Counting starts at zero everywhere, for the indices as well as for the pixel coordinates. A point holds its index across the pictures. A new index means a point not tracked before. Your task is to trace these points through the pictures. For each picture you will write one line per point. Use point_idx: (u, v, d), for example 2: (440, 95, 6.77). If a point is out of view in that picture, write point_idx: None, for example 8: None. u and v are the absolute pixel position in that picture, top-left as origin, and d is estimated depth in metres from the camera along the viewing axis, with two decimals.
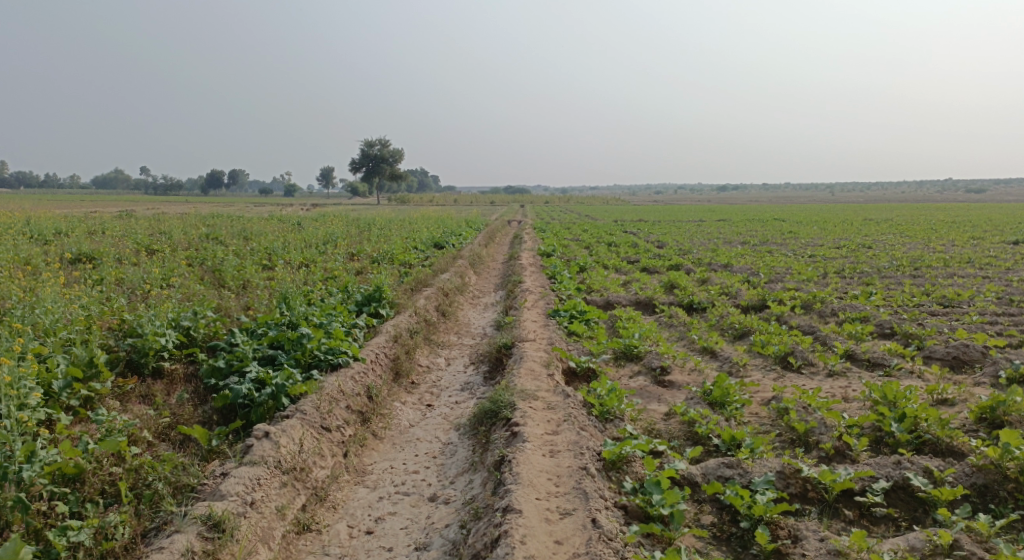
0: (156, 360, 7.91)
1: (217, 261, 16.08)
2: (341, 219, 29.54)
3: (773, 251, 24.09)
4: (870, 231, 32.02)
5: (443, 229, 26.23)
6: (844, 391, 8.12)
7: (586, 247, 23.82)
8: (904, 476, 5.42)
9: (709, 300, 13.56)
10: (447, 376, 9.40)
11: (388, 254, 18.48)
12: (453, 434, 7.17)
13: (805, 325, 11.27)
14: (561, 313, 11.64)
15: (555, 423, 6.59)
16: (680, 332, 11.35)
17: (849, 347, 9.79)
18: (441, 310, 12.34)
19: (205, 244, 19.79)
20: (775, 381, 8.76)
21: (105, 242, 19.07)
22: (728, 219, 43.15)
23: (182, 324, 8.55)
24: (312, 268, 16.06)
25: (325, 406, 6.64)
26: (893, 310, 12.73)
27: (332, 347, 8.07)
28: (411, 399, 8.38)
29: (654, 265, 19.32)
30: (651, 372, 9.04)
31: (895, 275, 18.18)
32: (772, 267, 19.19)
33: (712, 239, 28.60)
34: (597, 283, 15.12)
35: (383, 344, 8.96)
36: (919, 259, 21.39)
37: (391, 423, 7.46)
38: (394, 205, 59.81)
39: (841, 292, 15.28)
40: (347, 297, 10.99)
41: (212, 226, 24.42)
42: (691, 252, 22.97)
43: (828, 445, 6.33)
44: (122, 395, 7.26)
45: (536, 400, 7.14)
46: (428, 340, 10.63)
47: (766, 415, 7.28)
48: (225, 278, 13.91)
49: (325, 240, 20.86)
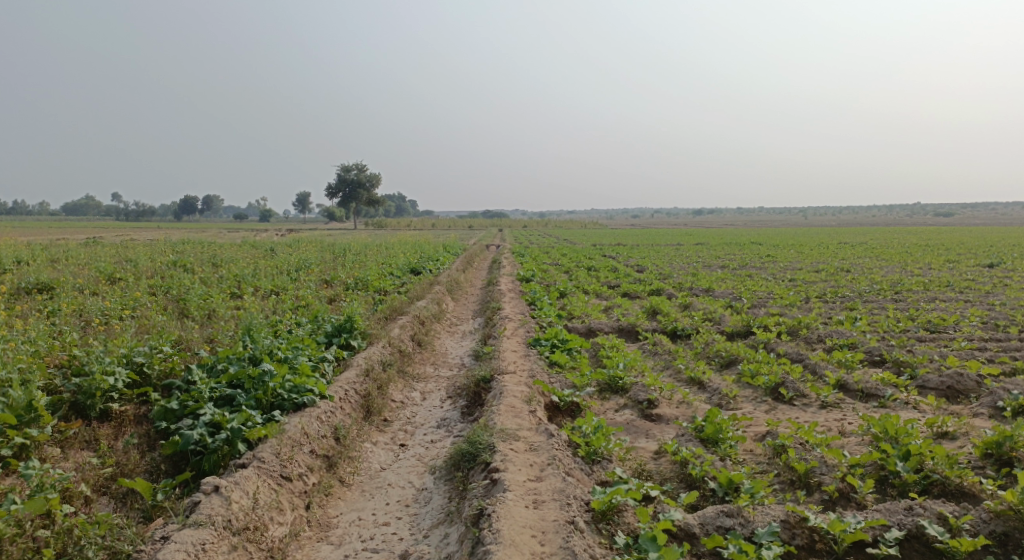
0: (104, 402, 7.30)
1: (183, 289, 15.41)
2: (316, 245, 28.90)
3: (753, 275, 23.92)
4: (846, 255, 32.07)
5: (420, 254, 25.69)
6: (840, 425, 7.74)
7: (566, 272, 23.48)
8: (919, 524, 5.01)
9: (693, 327, 13.20)
10: (422, 411, 8.85)
11: (362, 280, 17.93)
12: (428, 478, 6.62)
13: (793, 353, 10.93)
14: (542, 342, 11.18)
15: (538, 468, 6.08)
16: (666, 361, 10.93)
17: (842, 377, 9.44)
18: (416, 339, 11.81)
19: (172, 272, 19.06)
20: (767, 414, 8.36)
21: (65, 271, 18.26)
22: (705, 242, 43.19)
23: (135, 361, 7.93)
24: (282, 296, 15.47)
25: (286, 453, 6.08)
26: (880, 336, 12.47)
27: (297, 384, 7.49)
28: (383, 438, 7.80)
29: (635, 290, 18.98)
30: (637, 406, 8.59)
31: (877, 299, 18.01)
32: (754, 291, 18.96)
33: (691, 263, 28.43)
34: (578, 310, 14.70)
35: (353, 379, 8.40)
36: (898, 282, 21.34)
37: (360, 466, 6.89)
38: (371, 230, 59.22)
39: (825, 317, 15.03)
40: (316, 327, 10.42)
41: (181, 252, 23.67)
42: (671, 276, 22.70)
43: (831, 487, 5.92)
44: (63, 441, 6.61)
45: (517, 441, 6.62)
46: (403, 373, 10.08)
47: (761, 452, 6.84)
48: (190, 308, 13.29)
49: (298, 267, 20.23)
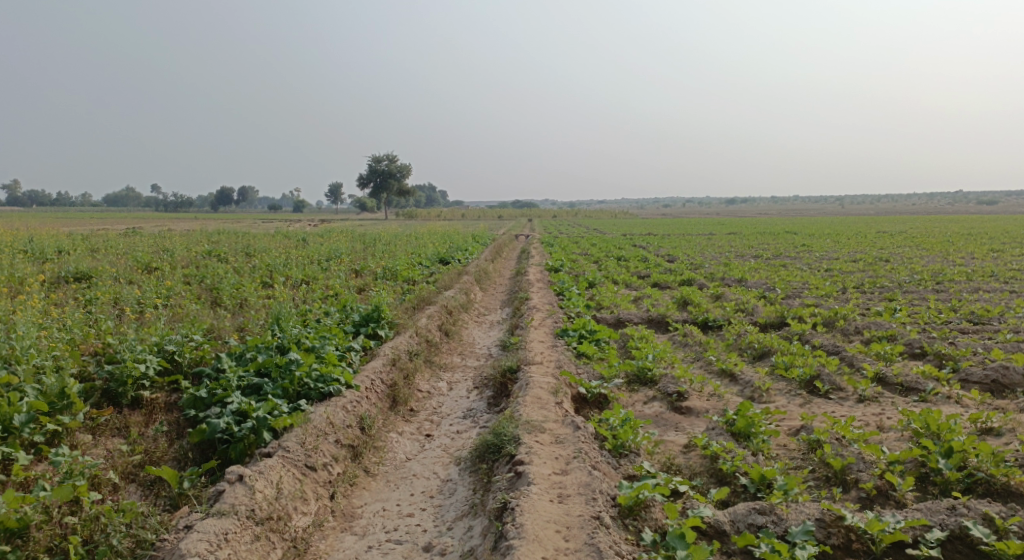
0: (135, 389, 7.38)
1: (216, 279, 15.60)
2: (347, 235, 29.10)
3: (787, 265, 23.42)
4: (885, 245, 31.20)
5: (449, 244, 25.68)
6: (878, 420, 7.48)
7: (595, 261, 23.26)
8: (961, 525, 4.79)
9: (725, 318, 12.93)
10: (449, 402, 8.79)
11: (392, 270, 17.97)
12: (453, 469, 6.56)
13: (829, 345, 10.62)
14: (570, 333, 11.05)
15: (564, 461, 5.98)
16: (696, 353, 10.72)
17: (880, 370, 9.14)
18: (444, 329, 11.78)
19: (206, 262, 19.33)
20: (801, 408, 8.12)
21: (104, 261, 18.65)
22: (737, 232, 42.49)
23: (166, 349, 8.02)
24: (312, 286, 15.56)
25: (311, 442, 6.07)
26: (920, 328, 12.07)
27: (323, 374, 7.49)
28: (408, 428, 7.77)
29: (666, 280, 18.70)
30: (667, 398, 8.42)
31: (917, 289, 17.46)
32: (788, 282, 18.53)
33: (723, 253, 27.96)
34: (607, 300, 14.52)
35: (379, 368, 8.37)
36: (939, 272, 20.67)
37: (386, 456, 6.86)
38: (402, 220, 59.52)
39: (863, 308, 14.61)
40: (344, 317, 10.43)
41: (214, 242, 23.98)
42: (703, 266, 22.33)
43: (869, 484, 5.71)
44: (94, 428, 6.70)
45: (543, 433, 6.52)
46: (430, 363, 10.04)
47: (795, 447, 6.64)
48: (222, 297, 13.45)
49: (329, 257, 20.38)
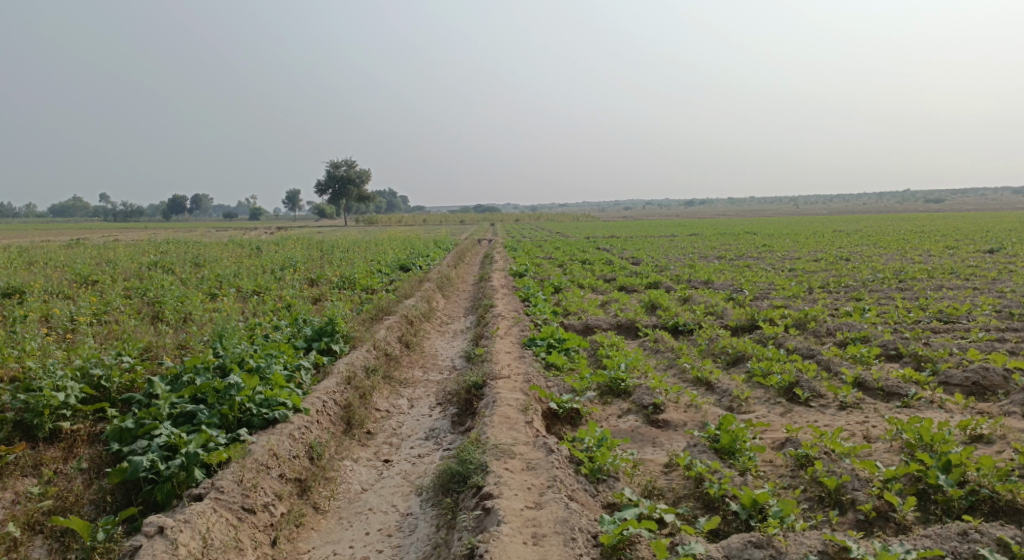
0: (53, 421, 6.57)
1: (160, 291, 14.63)
2: (303, 243, 28.10)
3: (751, 266, 23.28)
4: (844, 244, 31.45)
5: (410, 250, 24.92)
6: (865, 429, 7.10)
7: (560, 266, 22.79)
8: (976, 554, 4.38)
9: (695, 322, 12.52)
10: (409, 421, 8.13)
11: (349, 278, 17.18)
12: (414, 501, 5.93)
13: (804, 348, 10.28)
14: (538, 342, 10.48)
15: (537, 491, 5.40)
16: (669, 360, 10.26)
17: (859, 374, 8.80)
18: (404, 340, 11.09)
19: (152, 274, 18.25)
20: (783, 418, 7.71)
21: (38, 274, 17.44)
22: (699, 233, 42.63)
23: (92, 374, 7.19)
24: (264, 297, 14.72)
25: (251, 479, 5.40)
26: (892, 328, 11.85)
27: (268, 398, 6.77)
28: (365, 454, 7.08)
29: (632, 284, 18.30)
30: (642, 411, 7.92)
31: (883, 288, 17.36)
32: (754, 283, 18.31)
33: (686, 255, 27.76)
34: (574, 305, 14.00)
35: (333, 388, 7.67)
36: (901, 270, 20.72)
37: (339, 488, 6.19)
38: (361, 226, 58.32)
39: (832, 308, 14.39)
40: (296, 332, 9.68)
41: (163, 253, 22.83)
42: (668, 268, 22.03)
43: (867, 506, 5.29)
44: (2, 468, 5.87)
45: (513, 458, 5.94)
46: (389, 379, 9.36)
47: (782, 463, 6.20)
48: (165, 311, 12.54)
49: (283, 265, 19.47)
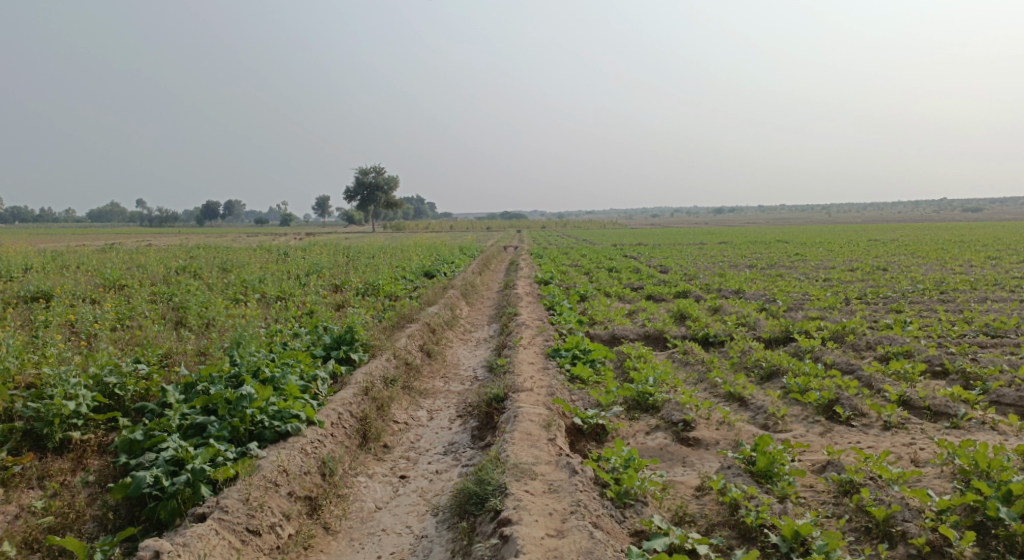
0: (63, 430, 6.41)
1: (185, 296, 14.58)
2: (330, 248, 28.08)
3: (784, 275, 22.64)
4: (880, 253, 30.55)
5: (436, 256, 24.72)
6: (913, 453, 6.63)
7: (587, 274, 22.41)
8: None
9: (727, 333, 12.05)
10: (428, 434, 7.83)
11: (373, 285, 17.00)
12: (429, 522, 5.63)
13: (843, 363, 9.78)
14: (562, 353, 10.13)
15: (559, 516, 5.07)
16: (700, 373, 9.83)
17: (904, 392, 8.30)
18: (426, 349, 10.82)
19: (179, 279, 18.28)
20: (822, 438, 7.26)
21: (68, 278, 17.56)
22: (729, 241, 41.88)
23: (106, 382, 7.04)
24: (287, 303, 14.58)
25: (257, 498, 5.19)
26: (937, 342, 11.25)
27: (281, 409, 6.52)
28: (381, 469, 6.80)
29: (661, 292, 17.83)
30: (671, 428, 7.52)
31: (923, 300, 16.66)
32: (788, 293, 17.73)
33: (716, 263, 27.16)
34: (600, 315, 13.61)
35: (349, 399, 7.41)
36: (942, 281, 19.93)
37: (351, 506, 5.91)
38: (389, 232, 58.47)
39: (870, 320, 13.79)
40: (315, 340, 9.45)
41: (192, 258, 22.93)
42: (697, 277, 21.51)
43: (920, 540, 4.86)
44: (7, 480, 5.72)
45: (534, 479, 5.61)
46: (408, 390, 9.08)
47: (824, 489, 5.79)
48: (188, 317, 12.45)
49: (309, 271, 19.37)
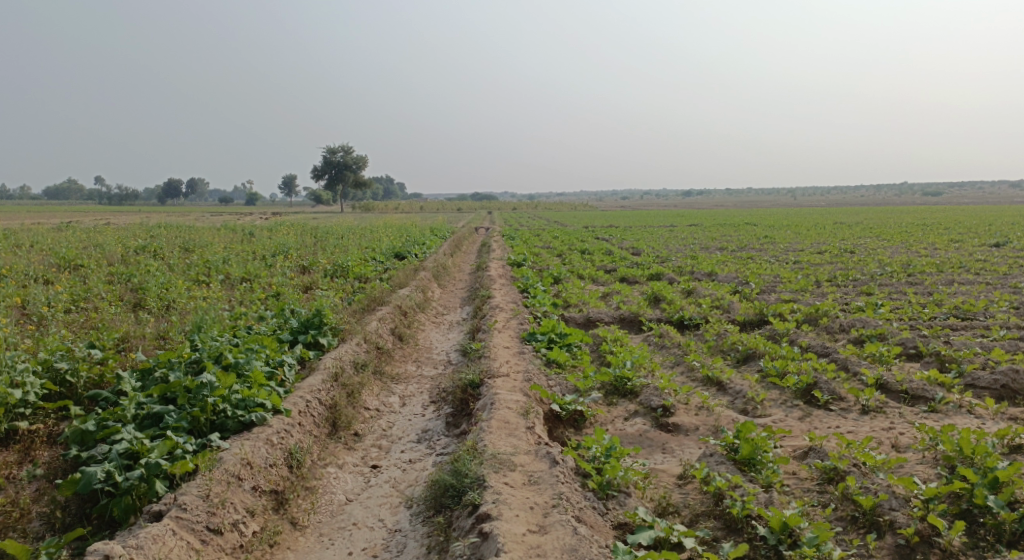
0: (9, 421, 5.97)
1: (145, 277, 13.98)
2: (297, 228, 27.39)
3: (754, 257, 22.72)
4: (847, 236, 30.88)
5: (406, 237, 24.25)
6: (893, 438, 6.58)
7: (559, 255, 22.21)
8: None
9: (702, 316, 11.94)
10: (401, 422, 7.55)
11: (342, 266, 16.55)
12: (402, 515, 5.39)
13: (819, 346, 9.73)
14: (538, 336, 9.90)
15: (540, 510, 4.88)
16: (676, 357, 9.69)
17: (881, 376, 8.26)
18: (397, 333, 10.50)
19: (138, 259, 17.56)
20: (803, 424, 7.17)
21: (20, 258, 16.76)
22: (698, 224, 42.07)
23: (56, 369, 6.60)
24: (253, 284, 14.09)
25: (218, 494, 4.90)
26: (909, 325, 11.28)
27: (245, 398, 6.18)
28: (351, 459, 6.51)
29: (634, 275, 17.71)
30: (651, 414, 7.36)
31: (892, 282, 16.79)
32: (760, 275, 17.74)
33: (687, 246, 27.18)
34: (574, 297, 13.41)
35: (317, 386, 7.09)
36: (909, 264, 20.17)
37: (320, 500, 5.63)
38: (357, 213, 57.59)
39: (842, 302, 13.82)
40: (281, 324, 9.05)
41: (152, 238, 22.10)
42: (670, 259, 21.44)
43: (908, 530, 4.77)
44: None
45: (513, 471, 5.40)
46: (379, 375, 8.78)
47: (807, 475, 5.69)
48: (147, 298, 11.92)
49: (275, 252, 18.81)
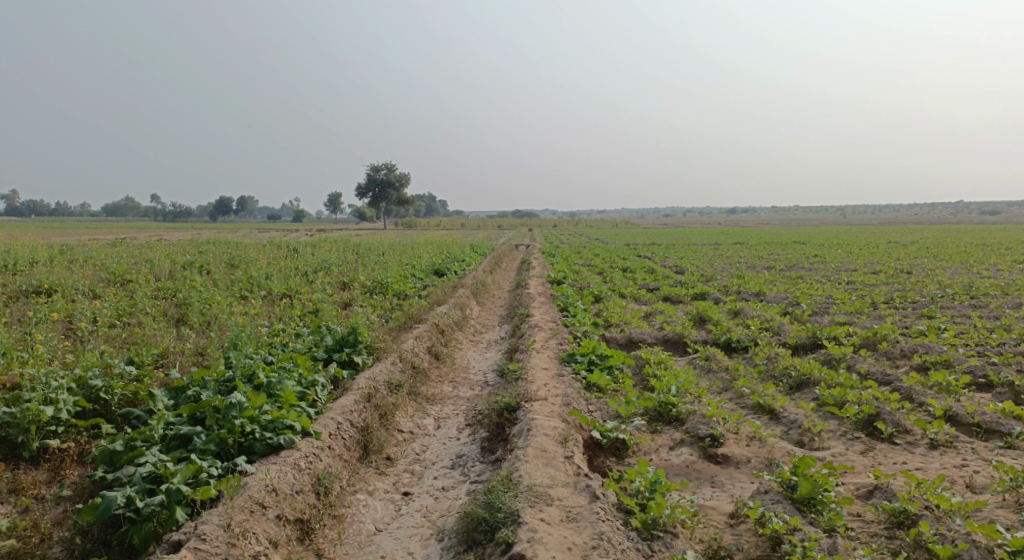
0: (40, 439, 5.87)
1: (188, 292, 14.08)
2: (339, 245, 27.54)
3: (804, 277, 21.96)
4: (902, 255, 29.68)
5: (446, 254, 24.13)
6: (969, 478, 6.01)
7: (601, 274, 21.78)
8: None
9: (750, 338, 11.41)
10: (435, 445, 7.27)
11: (382, 282, 16.45)
12: (433, 549, 5.10)
13: (879, 373, 9.13)
14: (578, 358, 9.54)
15: (577, 552, 4.56)
16: (724, 382, 9.21)
17: (950, 407, 7.65)
18: (434, 351, 10.27)
19: (185, 274, 17.79)
20: (865, 459, 6.65)
21: (72, 272, 17.13)
22: (744, 242, 41.20)
23: (90, 386, 6.49)
24: (293, 301, 14.07)
25: (240, 523, 4.72)
26: (976, 352, 10.55)
27: (274, 419, 5.98)
28: (382, 484, 6.25)
29: (678, 294, 17.18)
30: (698, 443, 6.92)
31: (954, 305, 15.90)
32: (810, 296, 17.04)
33: (733, 265, 26.45)
34: (616, 317, 13.01)
35: (350, 407, 6.87)
36: (970, 286, 19.16)
37: (348, 529, 5.38)
38: (400, 230, 58.13)
39: (901, 326, 13.10)
40: (316, 342, 8.89)
41: (200, 253, 22.44)
42: (715, 278, 20.83)
43: None
44: None
45: (550, 505, 5.07)
46: (414, 395, 8.53)
47: (874, 518, 5.20)
48: (188, 314, 11.96)
49: (316, 268, 18.85)
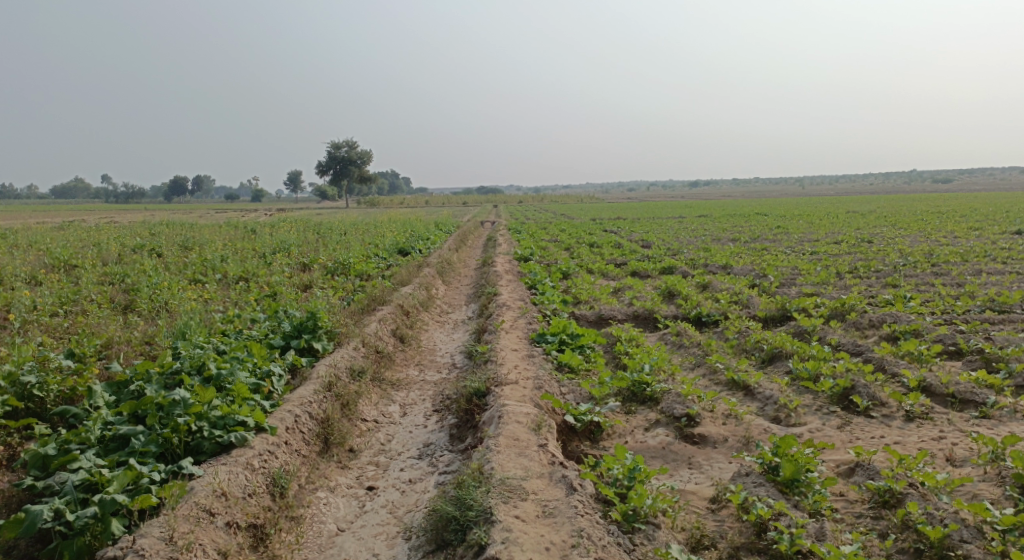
0: None
1: (137, 278, 13.34)
2: (299, 225, 26.65)
3: (768, 249, 22.00)
4: (862, 225, 30.00)
5: (410, 232, 23.56)
6: (948, 451, 5.89)
7: (568, 250, 21.46)
8: None
9: (720, 312, 11.23)
10: (401, 434, 6.90)
11: (343, 263, 15.87)
12: (399, 549, 4.78)
13: (850, 344, 9.02)
14: (548, 337, 9.23)
15: (552, 551, 4.29)
16: (697, 358, 9.01)
17: (924, 377, 7.55)
18: (398, 334, 9.86)
19: (135, 259, 16.91)
20: (843, 435, 6.50)
21: (13, 258, 16.15)
22: (708, 215, 41.39)
23: (22, 382, 5.96)
24: (250, 284, 13.44)
25: (184, 535, 4.36)
26: (944, 319, 10.54)
27: (225, 415, 5.54)
28: (345, 479, 5.88)
29: (646, 269, 16.97)
30: (674, 423, 6.69)
31: (917, 273, 15.99)
32: (777, 267, 16.99)
33: (699, 237, 26.37)
34: (584, 293, 12.72)
35: (308, 397, 6.46)
36: (931, 253, 19.36)
37: (307, 532, 5.03)
38: (362, 208, 57.03)
39: (868, 296, 13.07)
40: (273, 328, 8.40)
41: (152, 236, 21.47)
42: (682, 251, 20.68)
43: None
44: None
45: (524, 500, 4.77)
46: (378, 381, 8.14)
47: (857, 497, 5.04)
48: (137, 300, 11.28)
49: (275, 250, 18.14)
